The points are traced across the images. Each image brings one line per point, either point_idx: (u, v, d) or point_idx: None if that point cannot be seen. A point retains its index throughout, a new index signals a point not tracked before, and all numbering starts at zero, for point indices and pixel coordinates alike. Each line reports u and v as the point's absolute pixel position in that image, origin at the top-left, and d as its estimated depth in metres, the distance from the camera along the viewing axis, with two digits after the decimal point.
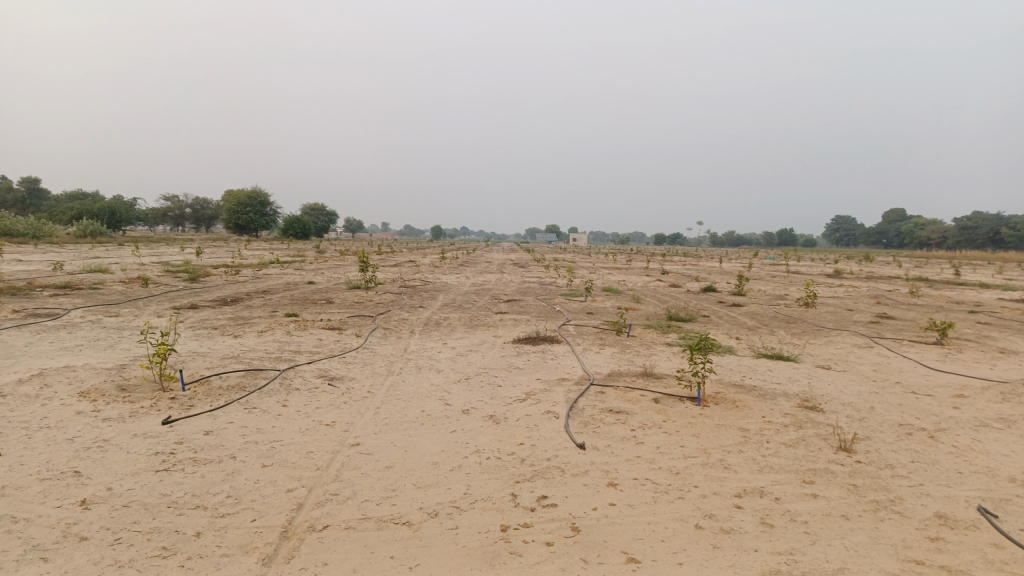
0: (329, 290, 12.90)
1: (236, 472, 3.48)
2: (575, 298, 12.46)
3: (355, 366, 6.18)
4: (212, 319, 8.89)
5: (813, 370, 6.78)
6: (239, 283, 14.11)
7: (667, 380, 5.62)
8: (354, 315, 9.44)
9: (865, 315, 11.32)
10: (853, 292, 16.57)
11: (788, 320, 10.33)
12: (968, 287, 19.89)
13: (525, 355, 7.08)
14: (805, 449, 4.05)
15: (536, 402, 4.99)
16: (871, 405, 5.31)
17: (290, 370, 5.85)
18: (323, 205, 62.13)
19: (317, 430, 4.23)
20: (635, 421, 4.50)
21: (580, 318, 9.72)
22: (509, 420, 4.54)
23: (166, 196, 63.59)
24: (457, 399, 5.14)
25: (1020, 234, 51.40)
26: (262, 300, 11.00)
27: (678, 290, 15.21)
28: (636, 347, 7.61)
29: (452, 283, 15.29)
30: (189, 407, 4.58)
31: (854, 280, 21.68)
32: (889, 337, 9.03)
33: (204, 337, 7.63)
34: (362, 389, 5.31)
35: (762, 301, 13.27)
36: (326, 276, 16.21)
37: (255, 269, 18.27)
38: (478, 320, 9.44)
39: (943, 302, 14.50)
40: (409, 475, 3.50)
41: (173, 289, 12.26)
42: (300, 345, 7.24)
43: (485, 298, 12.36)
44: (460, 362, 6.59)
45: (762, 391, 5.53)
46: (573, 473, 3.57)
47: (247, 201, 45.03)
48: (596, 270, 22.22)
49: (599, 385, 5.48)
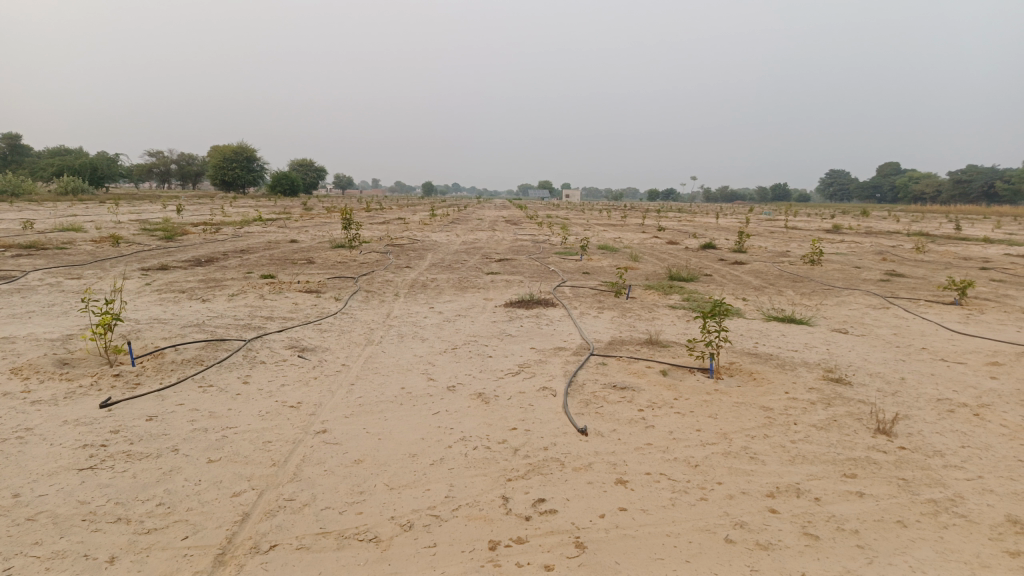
0: (312, 249, 12.27)
1: (175, 471, 2.93)
2: (570, 257, 11.85)
3: (331, 335, 5.60)
4: (181, 282, 8.26)
5: (829, 335, 6.24)
6: (217, 242, 13.41)
7: (675, 350, 5.07)
8: (335, 276, 8.84)
9: (873, 273, 10.78)
10: (857, 247, 16.05)
11: (795, 279, 9.78)
12: (971, 243, 19.30)
13: (518, 320, 6.52)
14: (839, 434, 3.53)
15: (530, 376, 4.45)
16: (901, 377, 4.78)
17: (257, 339, 5.28)
18: (311, 161, 60.84)
19: (279, 414, 3.67)
20: (643, 399, 3.96)
21: (576, 278, 9.14)
22: (499, 399, 4.00)
23: (150, 152, 62.18)
24: (441, 372, 4.59)
25: (1015, 188, 50.97)
26: (238, 260, 10.35)
27: (676, 247, 14.59)
28: (638, 310, 7.05)
29: (442, 241, 14.63)
30: (134, 386, 4.02)
31: (854, 235, 21.17)
32: (903, 297, 8.50)
33: (169, 302, 7.01)
34: (335, 362, 4.75)
35: (764, 258, 12.71)
36: (310, 235, 15.52)
37: (238, 226, 17.55)
38: (468, 281, 8.85)
39: (951, 258, 13.98)
40: (381, 472, 2.95)
41: (146, 249, 11.57)
42: (273, 311, 6.65)
43: (476, 257, 11.74)
44: (447, 329, 6.03)
45: (780, 360, 4.99)
46: (574, 468, 3.03)
47: (233, 156, 43.94)
48: (590, 227, 21.56)
49: (600, 356, 4.93)
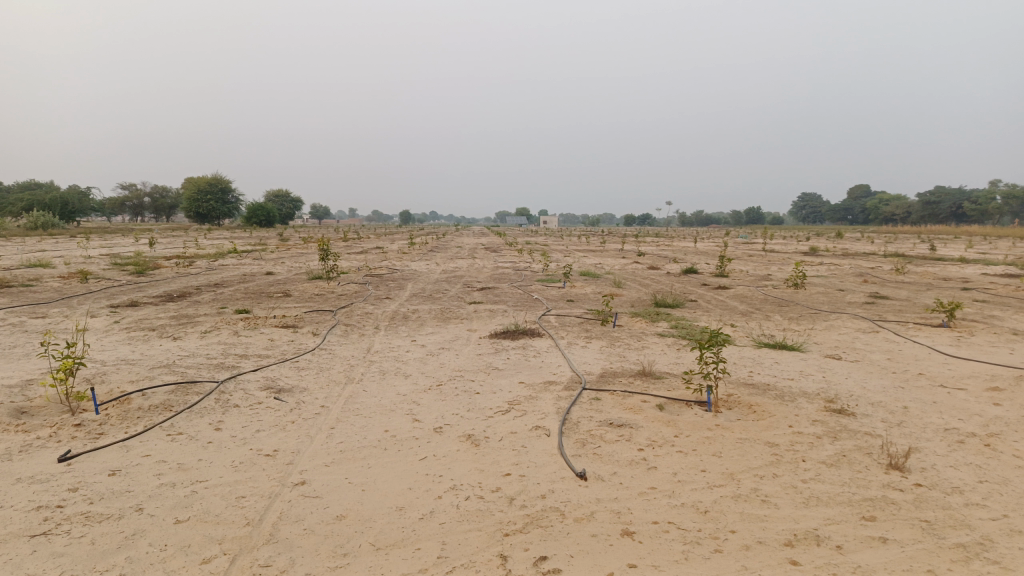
0: (289, 281, 11.98)
1: (138, 535, 2.65)
2: (553, 285, 11.67)
3: (309, 373, 5.35)
4: (151, 319, 7.94)
5: (823, 361, 6.09)
6: (190, 276, 13.06)
7: (670, 382, 4.88)
8: (312, 310, 8.57)
9: (857, 296, 10.72)
10: (837, 270, 16.07)
11: (781, 303, 9.68)
12: (947, 263, 19.48)
13: (504, 352, 6.30)
14: (851, 472, 3.34)
15: (521, 415, 4.22)
16: (904, 405, 4.63)
17: (231, 380, 5.01)
18: (287, 191, 60.46)
19: (255, 464, 3.42)
20: (641, 437, 3.75)
21: (561, 307, 8.95)
22: (490, 441, 3.77)
23: (122, 185, 61.45)
24: (427, 412, 4.35)
25: (982, 208, 51.98)
26: (212, 295, 10.04)
27: (658, 273, 14.49)
28: (627, 339, 6.87)
29: (422, 271, 14.40)
30: (97, 436, 3.74)
31: (831, 257, 21.30)
32: (891, 320, 8.41)
33: (138, 341, 6.70)
34: (314, 404, 4.49)
35: (747, 282, 12.63)
36: (286, 267, 15.21)
37: (212, 259, 17.20)
38: (450, 312, 8.63)
39: (931, 279, 14.04)
40: (366, 530, 2.71)
41: (115, 285, 11.20)
42: (248, 348, 6.37)
43: (456, 286, 11.52)
44: (430, 364, 5.78)
45: (778, 391, 4.82)
46: (576, 519, 2.81)
47: (207, 188, 43.50)
48: (569, 254, 21.45)
49: (592, 390, 4.73)
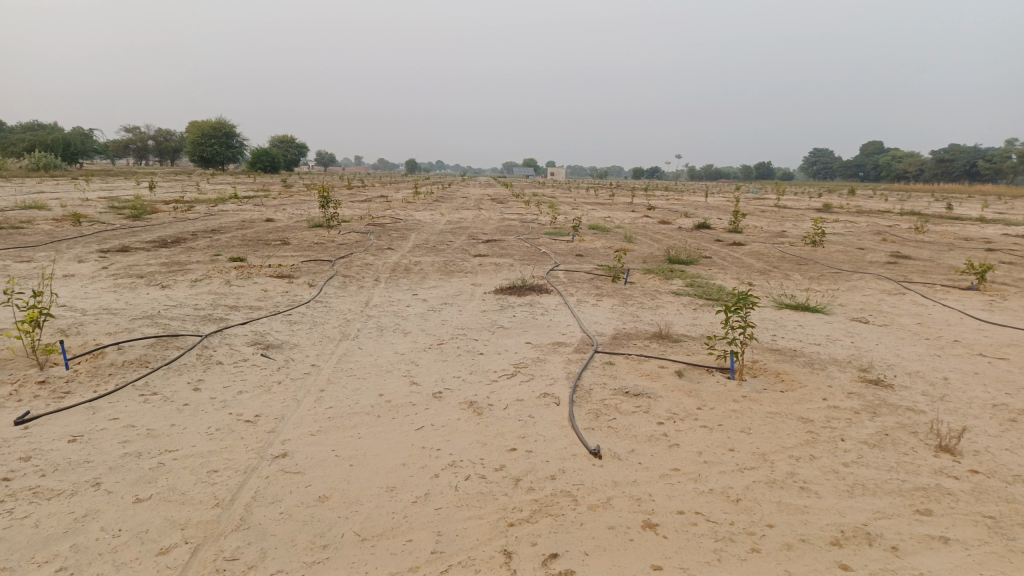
0: (288, 229, 11.58)
1: (90, 517, 2.32)
2: (561, 238, 11.25)
3: (301, 328, 4.99)
4: (140, 265, 7.56)
5: (850, 326, 5.70)
6: (187, 221, 12.66)
7: (689, 346, 4.51)
8: (310, 259, 8.18)
9: (879, 255, 10.27)
10: (854, 227, 15.58)
11: (799, 262, 9.25)
12: (965, 222, 18.87)
13: (510, 309, 5.93)
14: (897, 455, 2.98)
15: (527, 380, 3.87)
16: (944, 376, 4.25)
17: (216, 334, 4.66)
18: (292, 136, 59.49)
19: (233, 432, 3.08)
20: (661, 409, 3.39)
21: (570, 262, 8.55)
22: (494, 409, 3.41)
23: (125, 127, 60.52)
24: (426, 374, 4.00)
25: (997, 166, 50.96)
26: (207, 241, 9.64)
27: (669, 227, 14.02)
28: (640, 298, 6.48)
29: (426, 221, 13.98)
30: (62, 396, 3.40)
31: (846, 214, 20.75)
32: (917, 281, 7.99)
33: (123, 289, 6.34)
34: (304, 362, 4.14)
35: (762, 239, 12.17)
36: (287, 214, 14.81)
37: (212, 205, 16.75)
38: (454, 265, 8.24)
39: (952, 239, 13.56)
40: (351, 515, 2.37)
41: (108, 229, 10.80)
42: (239, 299, 6.01)
43: (462, 238, 11.09)
44: (431, 320, 5.41)
45: (807, 358, 4.45)
46: (590, 507, 2.46)
47: (211, 132, 42.75)
48: (578, 207, 20.91)
49: (605, 353, 4.36)
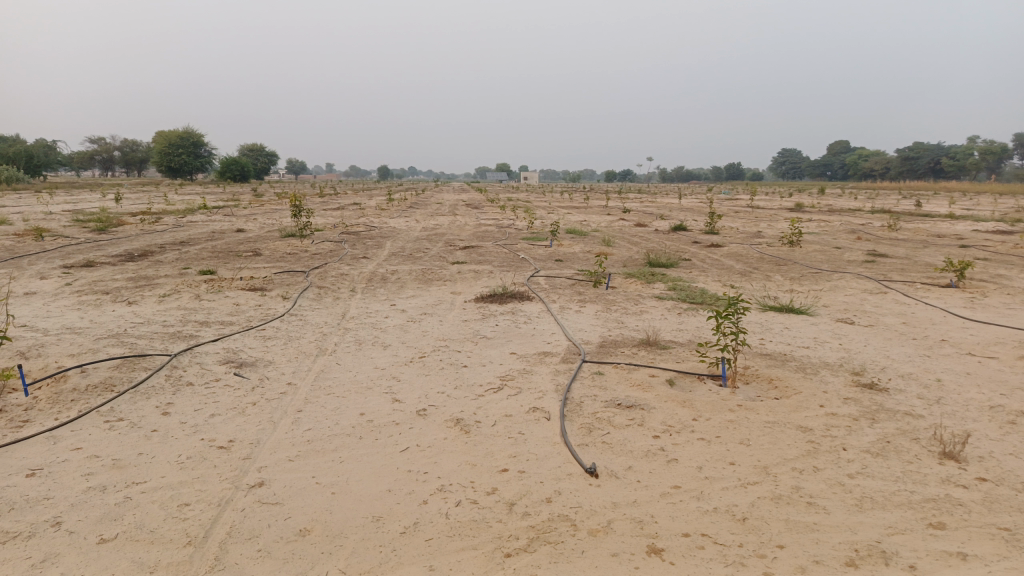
0: (260, 239, 11.32)
1: (49, 562, 2.13)
2: (539, 243, 11.13)
3: (276, 344, 4.79)
4: (105, 281, 7.29)
5: (836, 327, 5.64)
6: (155, 233, 12.33)
7: (679, 353, 4.40)
8: (283, 271, 7.96)
9: (856, 254, 10.29)
10: (829, 226, 15.68)
11: (779, 262, 9.21)
12: (936, 220, 19.08)
13: (492, 318, 5.78)
14: (901, 464, 2.88)
15: (515, 393, 3.72)
16: (937, 377, 4.18)
17: (186, 353, 4.45)
18: (262, 145, 58.75)
19: (206, 460, 2.89)
20: (656, 421, 3.27)
21: (550, 267, 8.43)
22: (482, 427, 3.26)
23: (90, 138, 59.33)
24: (409, 391, 3.83)
25: (961, 163, 51.99)
26: (176, 254, 9.36)
27: (646, 230, 13.98)
28: (623, 303, 6.37)
29: (401, 228, 13.79)
30: (20, 426, 3.18)
31: (819, 214, 20.92)
32: (897, 280, 7.98)
33: (88, 306, 6.08)
34: (280, 381, 3.96)
35: (739, 240, 12.15)
36: (258, 223, 14.51)
37: (181, 216, 16.38)
38: (432, 273, 8.07)
39: (925, 236, 13.69)
40: (336, 550, 2.20)
41: (71, 243, 10.45)
42: (210, 314, 5.78)
43: (438, 245, 10.91)
44: (411, 332, 5.24)
45: (798, 362, 4.35)
46: (591, 531, 2.32)
47: (179, 142, 42.06)
48: (553, 211, 20.81)
49: (593, 363, 4.23)
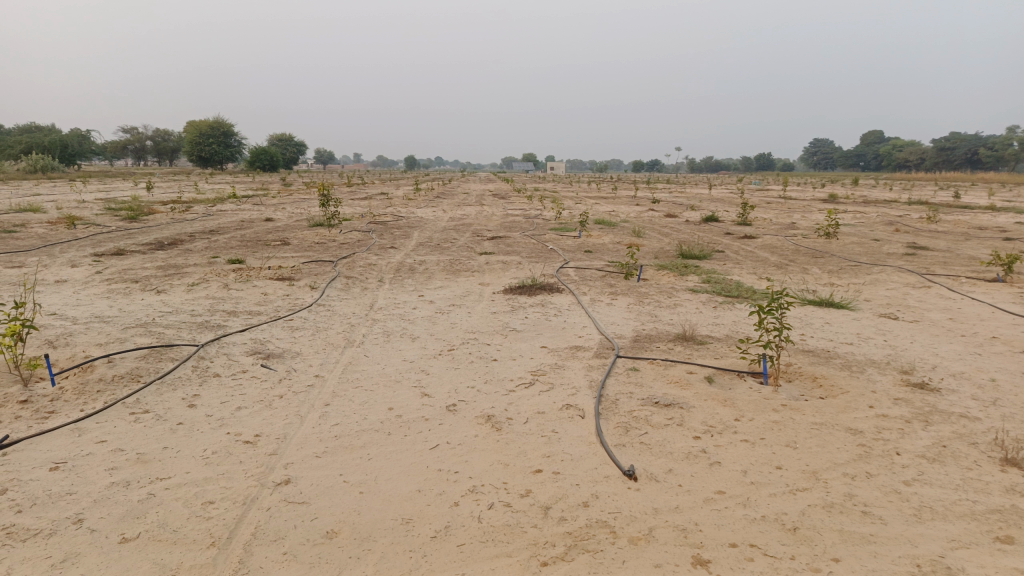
0: (289, 229, 11.30)
1: (70, 562, 2.05)
2: (568, 234, 10.98)
3: (304, 335, 4.72)
4: (135, 269, 7.29)
5: (879, 323, 5.42)
6: (185, 222, 12.39)
7: (717, 349, 4.24)
8: (311, 260, 7.91)
9: (895, 247, 9.98)
10: (865, 218, 15.30)
11: (815, 255, 8.96)
12: (976, 211, 18.54)
13: (521, 311, 5.66)
14: (960, 471, 2.71)
15: (548, 389, 3.60)
16: (991, 377, 3.97)
17: (213, 343, 4.39)
18: (290, 135, 59.13)
19: (231, 456, 2.81)
20: (696, 420, 3.12)
21: (579, 259, 8.28)
22: (514, 424, 3.15)
23: (123, 128, 60.12)
24: (438, 385, 3.73)
25: (1000, 154, 50.68)
26: (205, 243, 9.36)
27: (677, 221, 13.76)
28: (656, 296, 6.22)
29: (429, 218, 13.71)
30: (46, 417, 3.13)
31: (853, 205, 20.47)
32: (940, 273, 7.70)
33: (117, 295, 6.06)
34: (307, 373, 3.88)
35: (773, 231, 11.88)
36: (286, 213, 14.52)
37: (210, 205, 16.46)
38: (460, 264, 7.97)
39: (966, 228, 13.29)
40: (364, 555, 2.10)
41: (102, 231, 10.51)
42: (237, 304, 5.73)
43: (466, 235, 10.81)
44: (440, 324, 5.14)
45: (842, 359, 4.17)
46: (631, 540, 2.19)
47: (209, 131, 42.44)
48: (581, 201, 20.59)
49: (628, 358, 4.09)
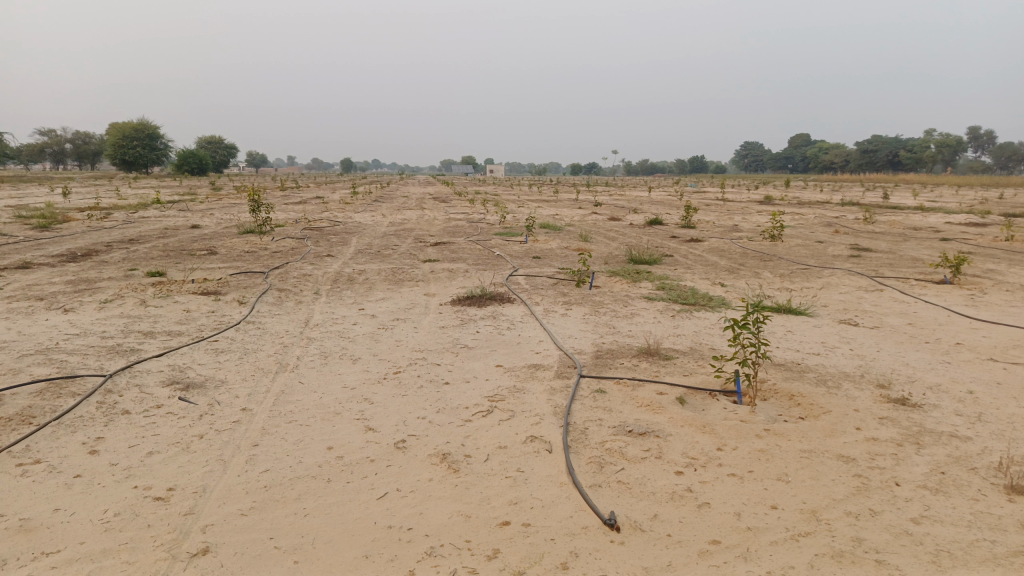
0: (217, 236, 10.64)
1: None
2: (513, 239, 10.66)
3: (231, 359, 4.24)
4: (40, 285, 6.60)
5: (842, 330, 5.25)
6: (103, 230, 11.56)
7: (685, 366, 3.95)
8: (240, 271, 7.34)
9: (839, 249, 9.99)
10: (805, 219, 15.45)
11: (764, 258, 8.86)
12: (905, 211, 19.05)
13: (471, 324, 5.29)
14: (968, 503, 2.47)
15: (507, 418, 3.23)
16: (969, 388, 3.79)
17: (124, 372, 3.86)
18: (221, 138, 57.28)
19: (138, 519, 2.34)
20: (676, 451, 2.81)
21: (528, 266, 7.95)
22: (473, 463, 2.77)
23: (40, 131, 57.13)
24: (385, 416, 3.32)
25: (918, 156, 52.88)
26: (123, 254, 8.65)
27: (621, 224, 13.61)
28: (611, 305, 5.93)
29: (368, 223, 13.19)
30: None
31: (790, 206, 20.79)
32: (889, 276, 7.67)
33: (18, 315, 5.42)
34: (232, 406, 3.41)
35: (718, 234, 11.81)
36: (215, 219, 13.75)
37: (132, 211, 15.51)
38: (402, 272, 7.54)
39: (902, 229, 13.54)
40: None
41: (7, 242, 9.62)
42: (156, 324, 5.18)
43: (407, 241, 10.35)
44: (384, 342, 4.72)
45: (817, 373, 3.94)
46: None
47: (134, 134, 40.63)
48: (522, 204, 20.27)
49: (591, 377, 3.76)
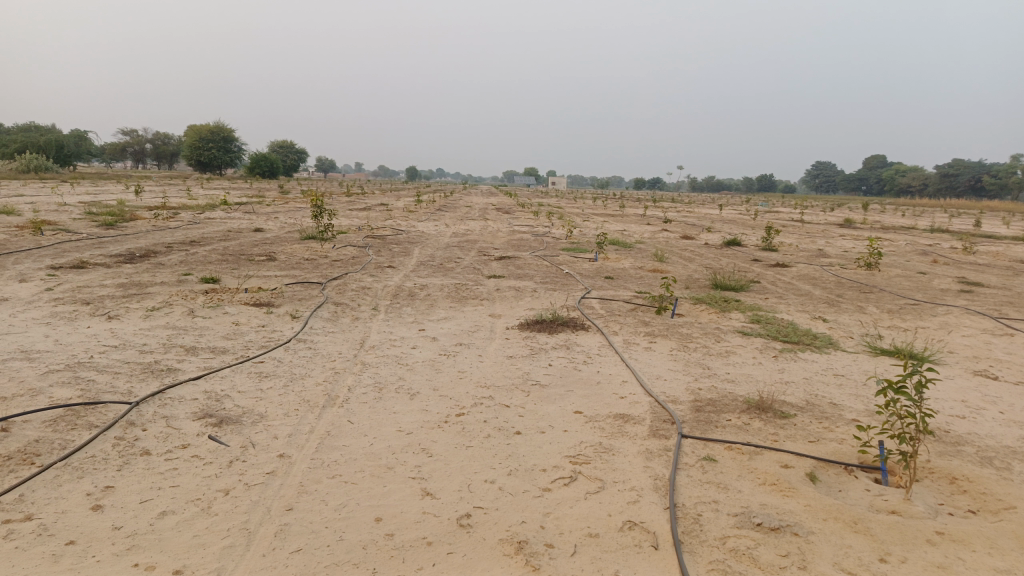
0: (278, 241, 10.33)
1: None
2: (583, 256, 10.03)
3: (274, 387, 3.73)
4: (91, 287, 6.28)
5: (981, 384, 4.44)
6: (167, 230, 11.41)
7: (811, 430, 3.24)
8: (296, 281, 6.91)
9: (946, 282, 9.01)
10: (896, 246, 14.35)
11: (863, 289, 8.01)
12: (1003, 241, 17.65)
13: (544, 355, 4.68)
14: None
15: (598, 490, 2.60)
16: None
17: (152, 399, 3.38)
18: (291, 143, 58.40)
19: None
20: (826, 561, 2.13)
21: (602, 287, 7.31)
22: (558, 557, 2.16)
23: (124, 131, 59.32)
24: (446, 477, 2.73)
25: (1005, 181, 50.06)
26: (181, 256, 8.35)
27: (697, 244, 12.81)
28: (700, 338, 5.25)
29: (431, 232, 12.76)
30: None
31: (874, 230, 19.54)
32: (1015, 317, 6.74)
33: (60, 320, 5.08)
34: (268, 452, 2.88)
35: (803, 259, 10.91)
36: (278, 223, 13.55)
37: (198, 211, 15.48)
38: (466, 289, 7.00)
39: (1007, 261, 12.37)
40: None
41: (70, 239, 9.48)
42: (199, 338, 4.73)
43: (471, 254, 9.84)
44: (446, 373, 4.16)
45: (978, 448, 3.17)
46: None
47: (208, 136, 41.56)
48: (588, 218, 19.64)
49: (696, 437, 3.10)
